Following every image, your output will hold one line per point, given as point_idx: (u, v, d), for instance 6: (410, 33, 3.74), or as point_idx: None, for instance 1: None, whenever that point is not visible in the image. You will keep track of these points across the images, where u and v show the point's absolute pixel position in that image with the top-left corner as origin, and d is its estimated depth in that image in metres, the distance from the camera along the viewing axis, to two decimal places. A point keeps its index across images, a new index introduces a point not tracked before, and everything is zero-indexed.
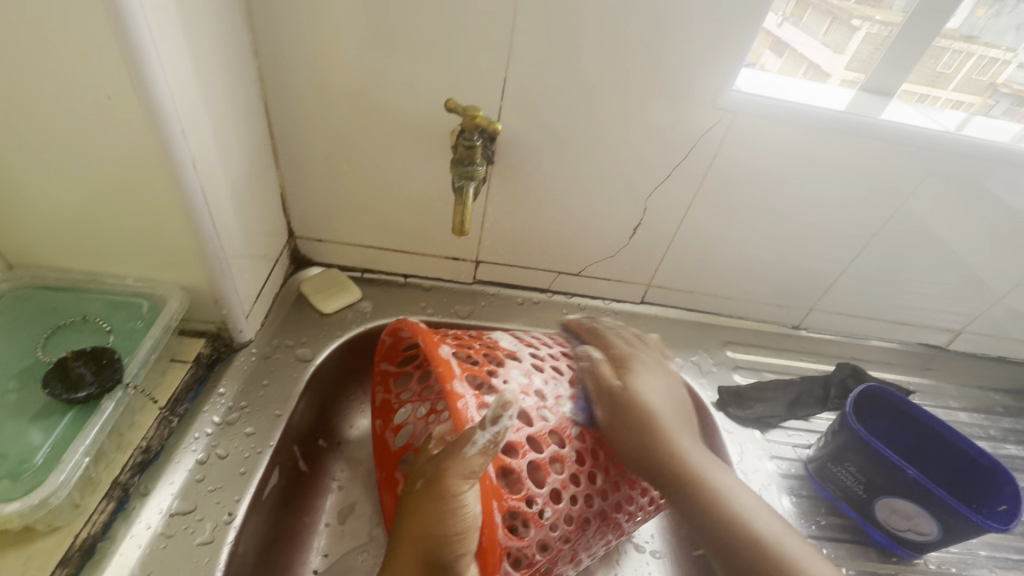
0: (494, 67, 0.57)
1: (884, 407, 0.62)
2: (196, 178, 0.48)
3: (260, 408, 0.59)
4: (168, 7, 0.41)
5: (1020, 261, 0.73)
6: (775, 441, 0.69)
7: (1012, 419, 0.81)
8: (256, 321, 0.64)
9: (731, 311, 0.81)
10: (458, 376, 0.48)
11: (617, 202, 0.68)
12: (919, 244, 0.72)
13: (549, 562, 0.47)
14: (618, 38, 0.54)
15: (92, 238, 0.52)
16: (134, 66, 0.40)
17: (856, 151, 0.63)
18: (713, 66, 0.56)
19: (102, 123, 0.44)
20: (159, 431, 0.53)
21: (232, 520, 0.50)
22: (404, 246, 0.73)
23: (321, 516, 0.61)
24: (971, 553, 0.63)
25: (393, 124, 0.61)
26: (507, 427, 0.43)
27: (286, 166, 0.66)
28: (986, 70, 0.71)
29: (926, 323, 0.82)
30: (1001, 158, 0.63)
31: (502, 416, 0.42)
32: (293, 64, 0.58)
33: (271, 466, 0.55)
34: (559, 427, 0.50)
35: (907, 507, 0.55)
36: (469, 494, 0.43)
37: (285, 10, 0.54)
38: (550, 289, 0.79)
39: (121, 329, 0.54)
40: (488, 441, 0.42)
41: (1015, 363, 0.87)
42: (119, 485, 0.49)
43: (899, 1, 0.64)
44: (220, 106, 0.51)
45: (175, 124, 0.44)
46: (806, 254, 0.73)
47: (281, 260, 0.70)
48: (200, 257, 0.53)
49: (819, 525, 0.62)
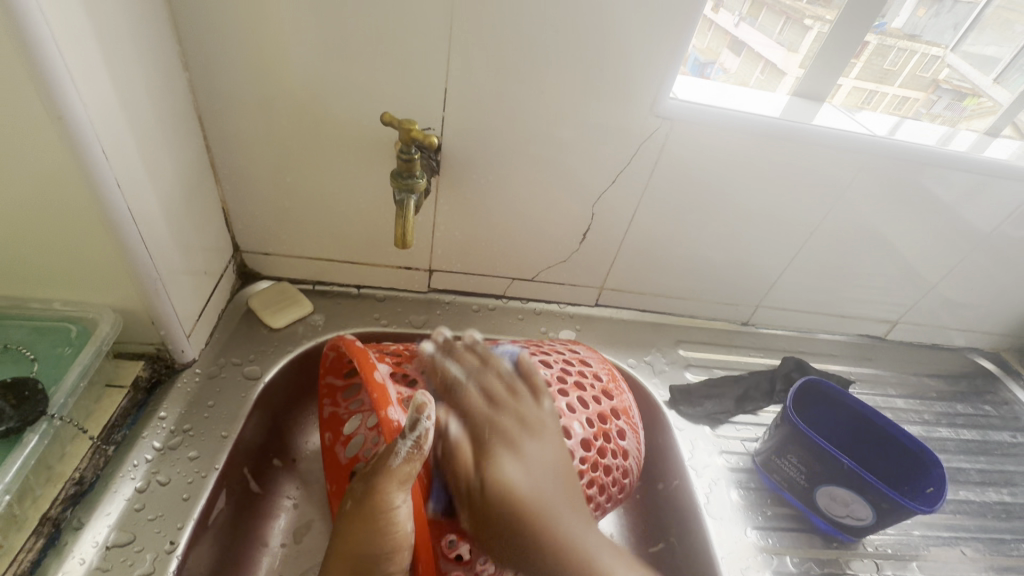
0: (433, 78, 0.57)
1: (823, 399, 0.65)
2: (120, 196, 0.46)
3: (205, 431, 0.57)
4: (78, 22, 0.40)
5: (945, 253, 0.77)
6: (725, 436, 0.71)
7: (946, 403, 0.86)
8: (199, 340, 0.62)
9: (682, 310, 0.83)
10: (394, 401, 0.47)
11: (565, 207, 0.69)
12: (853, 241, 0.75)
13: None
14: (554, 49, 0.55)
15: (10, 263, 0.49)
16: (44, 84, 0.38)
17: (788, 155, 0.65)
18: (648, 73, 0.57)
19: (12, 147, 0.42)
20: (94, 461, 0.51)
21: (173, 548, 0.49)
22: (356, 257, 0.73)
23: (274, 537, 0.59)
24: (907, 534, 0.66)
25: (335, 135, 0.61)
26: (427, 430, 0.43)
27: (227, 180, 0.64)
28: (930, 67, 0.75)
29: (866, 315, 0.86)
30: (922, 157, 0.66)
31: (419, 421, 0.43)
32: (226, 76, 0.56)
33: (216, 489, 0.54)
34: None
35: (843, 494, 0.58)
36: (401, 509, 0.43)
37: (215, 22, 0.53)
38: (505, 295, 0.79)
39: (47, 356, 0.52)
40: (411, 448, 0.43)
41: (948, 349, 0.92)
42: (49, 520, 0.47)
43: None
44: (145, 122, 0.49)
45: (94, 144, 0.43)
46: (749, 253, 0.76)
47: (225, 276, 0.69)
48: (128, 276, 0.51)
49: (765, 516, 0.64)
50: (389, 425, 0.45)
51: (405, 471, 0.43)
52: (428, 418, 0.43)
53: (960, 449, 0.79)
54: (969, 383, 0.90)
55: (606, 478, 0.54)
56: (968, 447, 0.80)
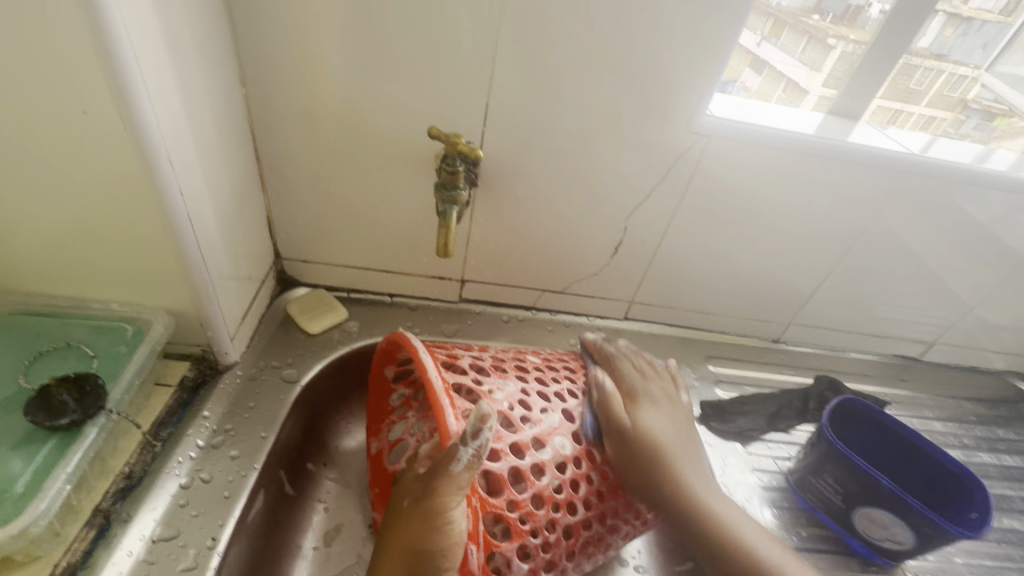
0: (476, 94, 0.59)
1: (859, 419, 0.64)
2: (182, 202, 0.48)
3: (245, 431, 0.59)
4: (155, 40, 0.43)
5: (985, 273, 0.76)
6: (757, 454, 0.70)
7: (986, 427, 0.83)
8: (241, 343, 0.64)
9: (712, 326, 0.83)
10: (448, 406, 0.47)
11: (599, 220, 0.69)
12: (890, 258, 0.74)
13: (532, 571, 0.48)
14: (595, 67, 0.57)
15: (77, 264, 0.52)
16: (122, 95, 0.41)
17: (825, 171, 0.65)
18: (686, 89, 0.58)
19: (89, 155, 0.44)
20: (142, 457, 0.53)
21: (215, 545, 0.50)
22: (391, 266, 0.74)
23: (308, 538, 0.60)
24: (948, 560, 0.64)
25: (378, 147, 0.63)
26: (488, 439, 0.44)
27: (272, 190, 0.67)
28: (957, 86, 0.75)
29: (900, 335, 0.85)
30: (961, 177, 0.66)
31: (481, 432, 0.44)
32: (279, 90, 0.59)
33: (255, 488, 0.55)
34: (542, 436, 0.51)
35: (883, 517, 0.56)
36: (456, 510, 0.43)
37: (272, 40, 0.55)
38: (535, 306, 0.80)
39: (105, 354, 0.54)
40: (472, 456, 0.44)
41: (986, 372, 0.90)
42: (101, 512, 0.49)
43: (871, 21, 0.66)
44: (206, 133, 0.52)
45: (163, 154, 0.45)
46: (783, 269, 0.75)
47: (266, 282, 0.71)
48: (183, 279, 0.53)
49: (800, 537, 0.63)
50: (447, 429, 0.45)
51: (464, 477, 0.44)
52: (490, 427, 0.44)
53: (1003, 476, 0.76)
54: (1009, 408, 0.87)
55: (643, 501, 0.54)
56: (1012, 474, 0.77)
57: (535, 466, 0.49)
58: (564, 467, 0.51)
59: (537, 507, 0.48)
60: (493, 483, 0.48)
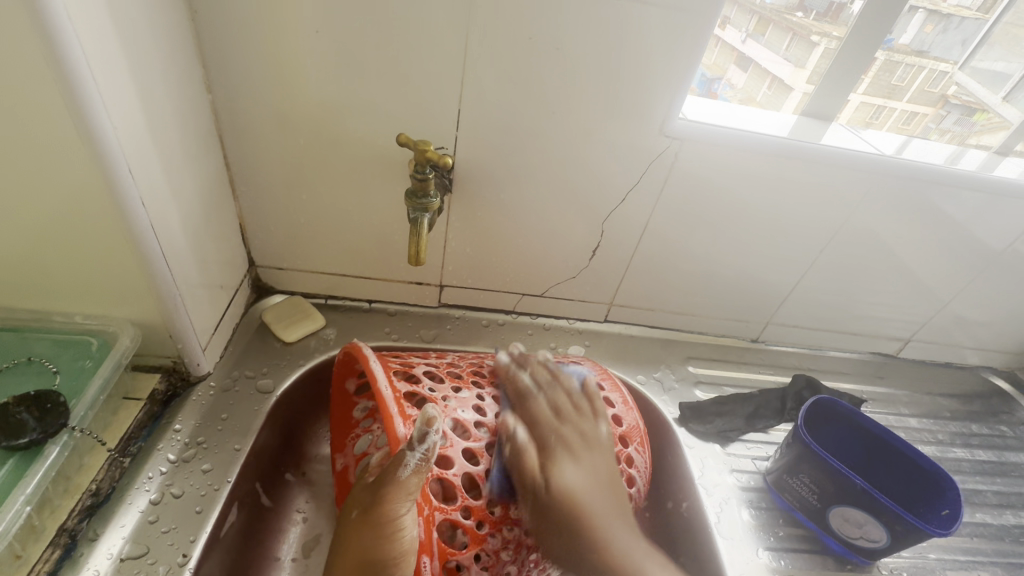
0: (447, 99, 0.58)
1: (835, 418, 0.64)
2: (144, 212, 0.47)
3: (218, 444, 0.58)
4: (110, 49, 0.42)
5: (957, 271, 0.77)
6: (735, 454, 0.70)
7: (960, 423, 0.84)
8: (214, 353, 0.63)
9: (692, 327, 0.83)
10: (396, 414, 0.47)
11: (575, 224, 0.69)
12: (864, 258, 0.75)
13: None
14: (566, 72, 0.57)
15: (37, 278, 0.51)
16: (75, 104, 0.40)
17: (798, 172, 0.66)
18: (657, 92, 0.58)
19: (45, 167, 0.43)
20: (110, 473, 0.52)
21: (186, 561, 0.49)
22: (368, 272, 0.74)
23: (285, 551, 0.59)
24: (923, 556, 0.65)
25: (351, 154, 0.62)
26: (436, 443, 0.43)
27: (244, 197, 0.66)
28: (938, 83, 0.75)
29: (877, 333, 0.86)
30: (931, 177, 0.66)
31: (428, 434, 0.43)
32: (247, 96, 0.58)
33: (228, 502, 0.54)
34: (499, 442, 0.51)
35: (858, 516, 0.57)
36: (406, 517, 0.43)
37: (238, 46, 0.55)
38: (515, 310, 0.80)
39: (69, 369, 0.53)
40: (419, 461, 0.43)
41: (961, 367, 0.91)
42: (65, 532, 0.48)
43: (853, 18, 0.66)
44: (169, 141, 0.51)
45: (122, 164, 0.44)
46: (760, 270, 0.76)
47: (240, 290, 0.70)
48: (149, 291, 0.52)
49: (778, 537, 0.63)
50: (395, 437, 0.45)
51: (412, 483, 0.43)
52: (437, 430, 0.43)
53: (976, 470, 0.78)
54: (983, 403, 0.88)
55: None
56: (985, 469, 0.79)
57: (489, 472, 0.49)
58: (524, 469, 0.50)
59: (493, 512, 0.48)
60: (447, 490, 0.48)
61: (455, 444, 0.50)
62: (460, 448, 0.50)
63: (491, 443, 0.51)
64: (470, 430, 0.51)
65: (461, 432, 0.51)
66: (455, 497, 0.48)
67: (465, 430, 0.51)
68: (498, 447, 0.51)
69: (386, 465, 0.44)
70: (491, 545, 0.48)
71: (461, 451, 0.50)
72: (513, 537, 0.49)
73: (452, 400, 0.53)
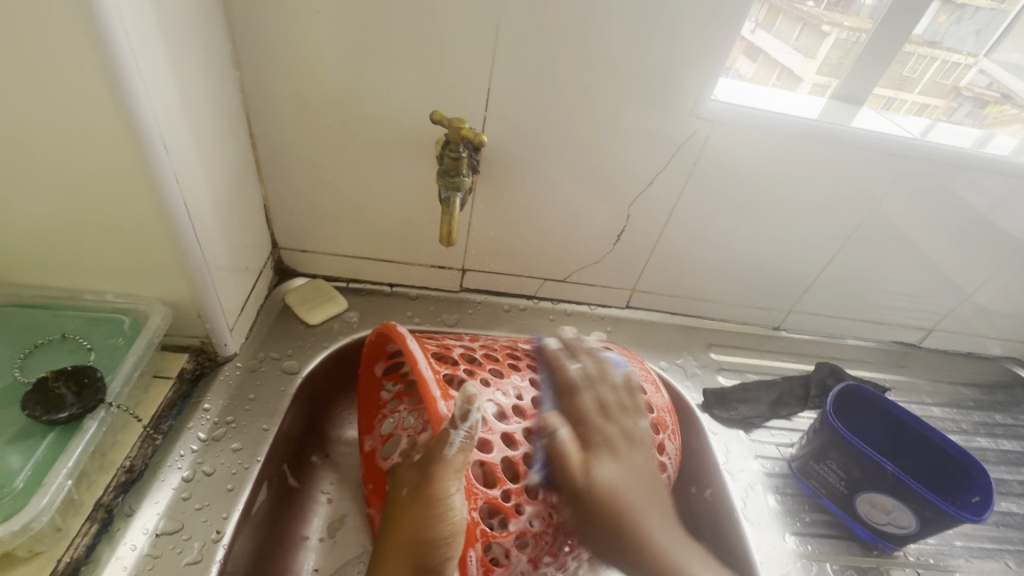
0: (477, 79, 0.57)
1: (862, 405, 0.64)
2: (177, 189, 0.47)
3: (247, 423, 0.58)
4: (148, 22, 0.41)
5: (985, 260, 0.76)
6: (759, 441, 0.70)
7: (983, 412, 0.84)
8: (241, 334, 0.63)
9: (713, 314, 0.82)
10: (439, 396, 0.47)
11: (601, 208, 0.69)
12: (892, 245, 0.74)
13: (533, 560, 0.47)
14: (598, 51, 0.56)
15: (71, 255, 0.51)
16: (112, 76, 0.39)
17: (831, 156, 0.64)
18: (691, 72, 0.57)
19: (82, 144, 0.43)
20: (142, 450, 0.53)
21: (220, 537, 0.50)
22: (391, 255, 0.73)
23: (312, 531, 0.59)
24: (948, 544, 0.65)
25: (378, 134, 0.61)
26: (479, 421, 0.43)
27: (269, 179, 0.65)
28: (950, 74, 0.74)
29: (899, 322, 0.85)
30: (965, 163, 0.65)
31: (470, 412, 0.43)
32: (277, 76, 0.57)
33: (259, 481, 0.55)
34: (538, 426, 0.50)
35: (886, 502, 0.57)
36: (455, 497, 0.43)
37: (267, 22, 0.54)
38: (537, 295, 0.79)
39: (102, 347, 0.53)
40: (463, 438, 0.43)
41: (983, 358, 0.91)
42: (102, 507, 0.48)
43: (865, 8, 0.66)
44: (201, 118, 0.51)
45: (158, 140, 0.44)
46: (785, 257, 0.75)
47: (264, 273, 0.70)
48: (181, 270, 0.52)
49: (804, 522, 0.63)
50: (439, 415, 0.45)
51: (459, 460, 0.43)
52: (479, 407, 0.43)
53: (999, 460, 0.77)
54: (1006, 393, 0.88)
55: (637, 488, 0.54)
56: (1008, 458, 0.78)
57: (530, 456, 0.48)
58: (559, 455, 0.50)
59: (533, 495, 0.47)
60: (490, 475, 0.47)
61: (496, 428, 0.49)
62: (500, 432, 0.49)
63: (528, 427, 0.50)
64: (510, 413, 0.50)
65: (501, 417, 0.50)
66: (496, 483, 0.46)
67: (503, 414, 0.50)
68: (534, 431, 0.50)
69: (432, 443, 0.45)
70: (533, 529, 0.46)
71: (501, 434, 0.49)
72: (554, 521, 0.48)
73: (490, 382, 0.52)
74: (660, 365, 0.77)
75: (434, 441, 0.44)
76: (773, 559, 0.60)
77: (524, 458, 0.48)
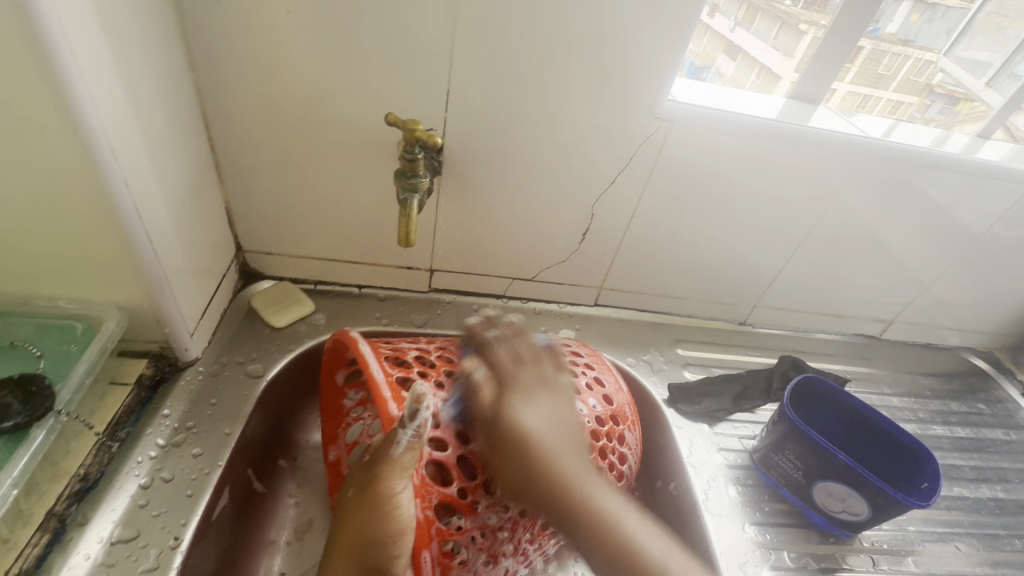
0: (436, 80, 0.58)
1: (821, 398, 0.65)
2: (126, 193, 0.46)
3: (208, 428, 0.57)
4: (90, 23, 0.41)
5: (939, 254, 0.78)
6: (723, 434, 0.72)
7: (940, 401, 0.87)
8: (202, 339, 0.63)
9: (681, 310, 0.84)
10: (391, 398, 0.48)
11: (565, 207, 0.69)
12: (849, 241, 0.76)
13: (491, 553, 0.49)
14: (555, 52, 0.56)
15: (18, 261, 0.50)
16: (52, 80, 0.39)
17: (786, 154, 0.66)
18: (648, 72, 0.58)
19: (25, 149, 0.42)
20: (98, 458, 0.52)
21: (177, 544, 0.49)
22: (357, 257, 0.73)
23: (279, 534, 0.60)
24: (902, 529, 0.67)
25: (339, 136, 0.61)
26: (427, 419, 0.43)
27: (230, 181, 0.65)
28: (923, 72, 0.76)
29: (862, 315, 0.87)
30: (916, 159, 0.67)
31: (419, 411, 0.42)
32: (232, 78, 0.57)
33: (220, 487, 0.54)
34: None
35: (840, 490, 0.59)
36: (402, 496, 0.43)
37: (220, 23, 0.53)
38: (505, 294, 0.80)
39: (53, 353, 0.53)
40: (411, 437, 0.43)
41: (942, 348, 0.93)
42: (54, 516, 0.48)
43: None
44: (152, 121, 0.50)
45: (104, 143, 0.43)
46: (748, 253, 0.77)
47: (227, 275, 0.69)
48: (135, 275, 0.51)
49: (763, 512, 0.65)
50: (389, 417, 0.46)
51: (407, 459, 0.43)
52: (428, 406, 0.43)
53: (954, 447, 0.80)
54: (963, 382, 0.91)
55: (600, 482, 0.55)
56: (962, 445, 0.81)
57: (485, 454, 0.50)
58: None
59: (489, 491, 0.49)
60: (445, 475, 0.49)
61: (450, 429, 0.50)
62: (454, 432, 0.50)
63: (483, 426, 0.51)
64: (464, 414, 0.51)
65: (456, 418, 0.51)
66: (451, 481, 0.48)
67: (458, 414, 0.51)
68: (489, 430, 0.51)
69: (381, 444, 0.45)
70: (489, 523, 0.48)
71: (455, 435, 0.50)
72: (511, 516, 0.49)
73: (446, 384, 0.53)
74: (628, 361, 0.78)
75: (384, 442, 0.44)
76: (732, 549, 0.61)
77: (479, 456, 0.49)
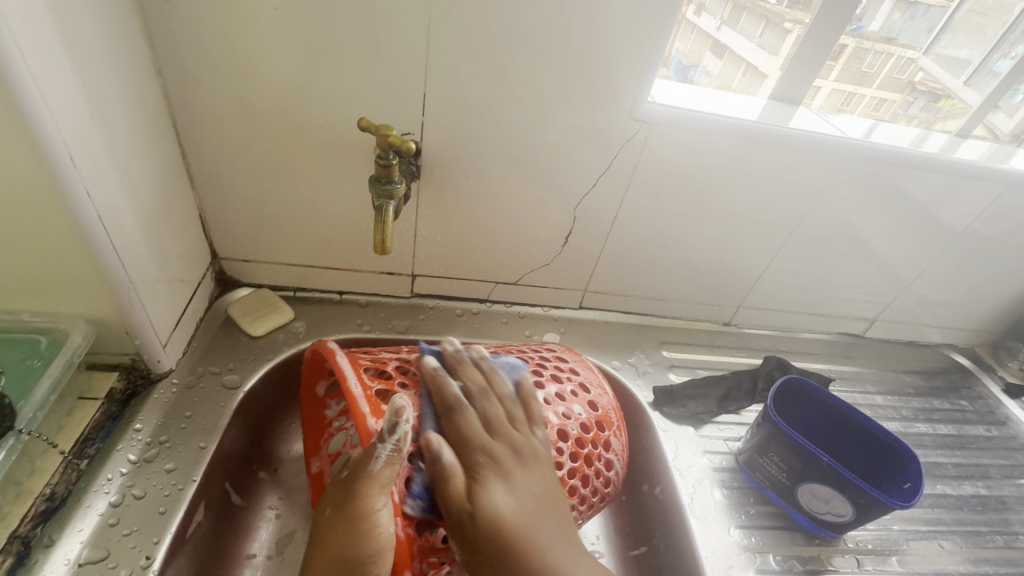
0: (412, 83, 0.57)
1: (805, 399, 0.65)
2: (90, 203, 0.45)
3: (182, 442, 0.56)
4: (46, 31, 0.39)
5: (920, 252, 0.79)
6: (708, 436, 0.71)
7: (923, 398, 0.87)
8: (176, 350, 0.61)
9: (666, 312, 0.83)
10: (370, 411, 0.47)
11: (547, 210, 0.69)
12: (832, 241, 0.76)
13: None
14: (532, 55, 0.56)
15: None
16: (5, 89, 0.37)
17: (767, 155, 0.66)
18: (626, 74, 0.58)
19: None
20: (65, 476, 0.51)
21: (149, 563, 0.48)
22: (337, 262, 0.72)
23: (258, 548, 0.58)
24: (887, 529, 0.68)
25: (314, 141, 0.60)
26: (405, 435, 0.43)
27: (203, 188, 0.63)
28: (905, 69, 0.76)
29: (845, 314, 0.88)
30: (895, 159, 0.67)
31: (397, 426, 0.43)
32: (201, 82, 0.55)
33: (194, 501, 0.53)
34: None
35: (824, 491, 0.59)
36: (382, 512, 0.42)
37: (187, 28, 0.52)
38: (489, 298, 0.79)
39: (15, 369, 0.51)
40: (390, 452, 0.43)
41: (924, 345, 0.94)
42: (18, 538, 0.46)
43: None
44: (117, 129, 0.49)
45: (64, 153, 0.42)
46: (732, 254, 0.77)
47: (203, 284, 0.67)
48: (102, 287, 0.50)
49: (749, 514, 0.65)
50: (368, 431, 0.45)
51: (386, 474, 0.43)
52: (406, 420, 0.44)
53: (937, 444, 0.81)
54: (945, 378, 0.92)
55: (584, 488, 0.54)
56: (945, 442, 0.81)
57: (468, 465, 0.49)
58: None
59: None
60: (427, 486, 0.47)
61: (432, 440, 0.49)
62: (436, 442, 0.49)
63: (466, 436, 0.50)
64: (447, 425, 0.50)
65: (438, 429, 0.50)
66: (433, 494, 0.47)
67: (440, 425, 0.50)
68: None
69: (360, 459, 0.44)
70: None
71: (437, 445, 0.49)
72: None
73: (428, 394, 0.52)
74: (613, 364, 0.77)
75: (362, 458, 0.44)
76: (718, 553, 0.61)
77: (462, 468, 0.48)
